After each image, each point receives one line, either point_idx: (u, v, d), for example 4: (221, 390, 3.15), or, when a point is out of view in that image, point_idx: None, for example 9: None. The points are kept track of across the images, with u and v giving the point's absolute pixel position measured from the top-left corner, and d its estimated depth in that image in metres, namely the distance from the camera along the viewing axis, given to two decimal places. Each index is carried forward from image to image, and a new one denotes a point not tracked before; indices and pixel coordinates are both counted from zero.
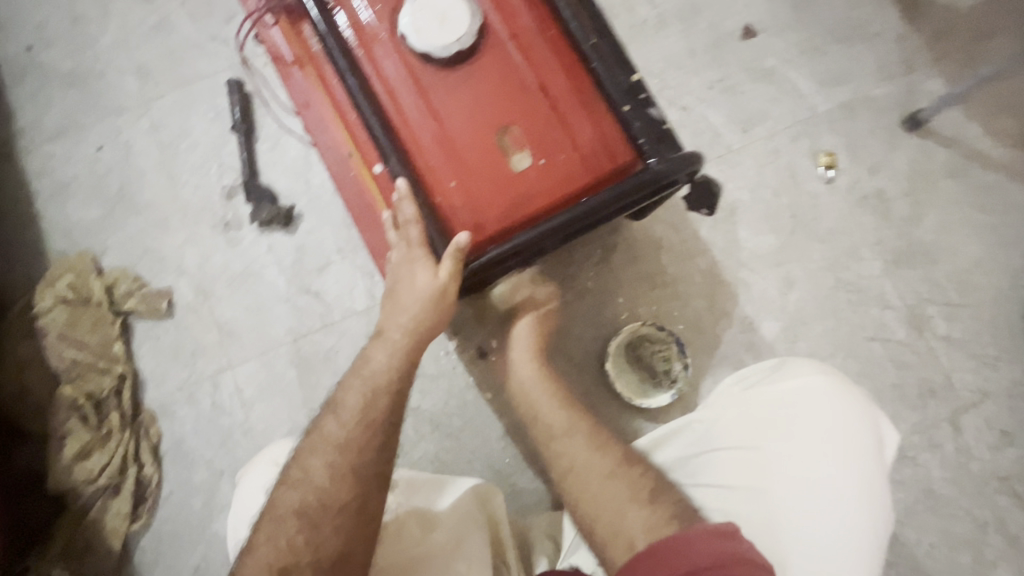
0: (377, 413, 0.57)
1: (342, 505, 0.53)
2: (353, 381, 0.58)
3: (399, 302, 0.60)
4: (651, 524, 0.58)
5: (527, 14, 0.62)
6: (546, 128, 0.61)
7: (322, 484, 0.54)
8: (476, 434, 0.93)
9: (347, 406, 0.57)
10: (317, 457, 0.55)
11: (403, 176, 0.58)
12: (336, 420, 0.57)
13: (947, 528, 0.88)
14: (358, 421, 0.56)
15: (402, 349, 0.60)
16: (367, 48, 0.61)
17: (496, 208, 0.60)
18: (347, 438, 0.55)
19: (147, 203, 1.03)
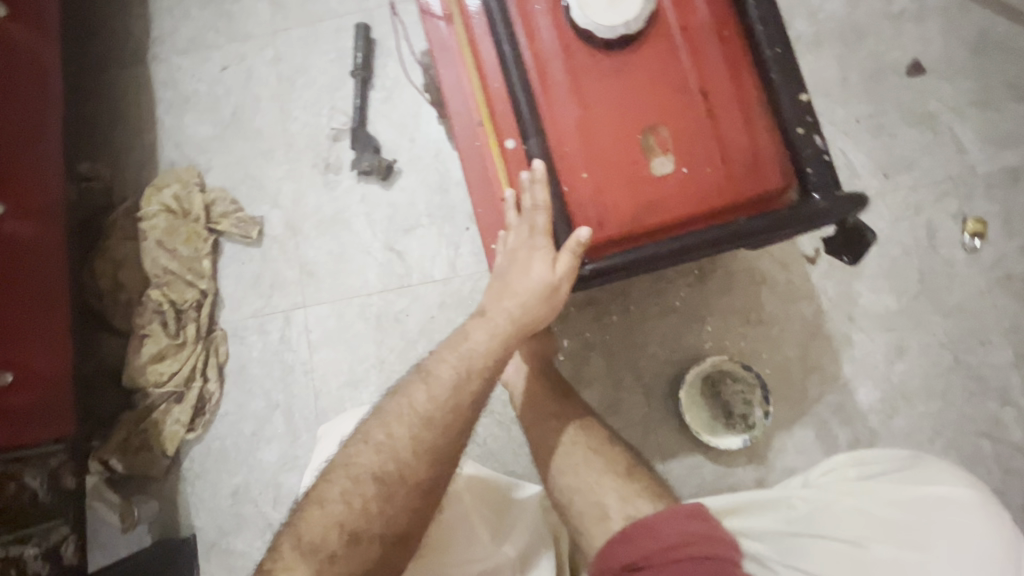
0: (466, 394, 0.56)
1: (416, 483, 0.55)
2: (449, 356, 0.57)
3: (510, 288, 0.58)
4: (656, 517, 0.62)
5: (703, 7, 0.57)
6: (697, 133, 0.56)
7: (403, 455, 0.55)
8: None
9: (438, 380, 0.57)
10: (401, 426, 0.56)
11: (540, 158, 0.55)
12: (424, 394, 0.56)
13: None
14: (446, 398, 0.56)
15: (502, 338, 0.58)
16: (524, 14, 0.58)
17: (626, 209, 0.56)
18: (433, 414, 0.56)
19: (256, 130, 1.05)
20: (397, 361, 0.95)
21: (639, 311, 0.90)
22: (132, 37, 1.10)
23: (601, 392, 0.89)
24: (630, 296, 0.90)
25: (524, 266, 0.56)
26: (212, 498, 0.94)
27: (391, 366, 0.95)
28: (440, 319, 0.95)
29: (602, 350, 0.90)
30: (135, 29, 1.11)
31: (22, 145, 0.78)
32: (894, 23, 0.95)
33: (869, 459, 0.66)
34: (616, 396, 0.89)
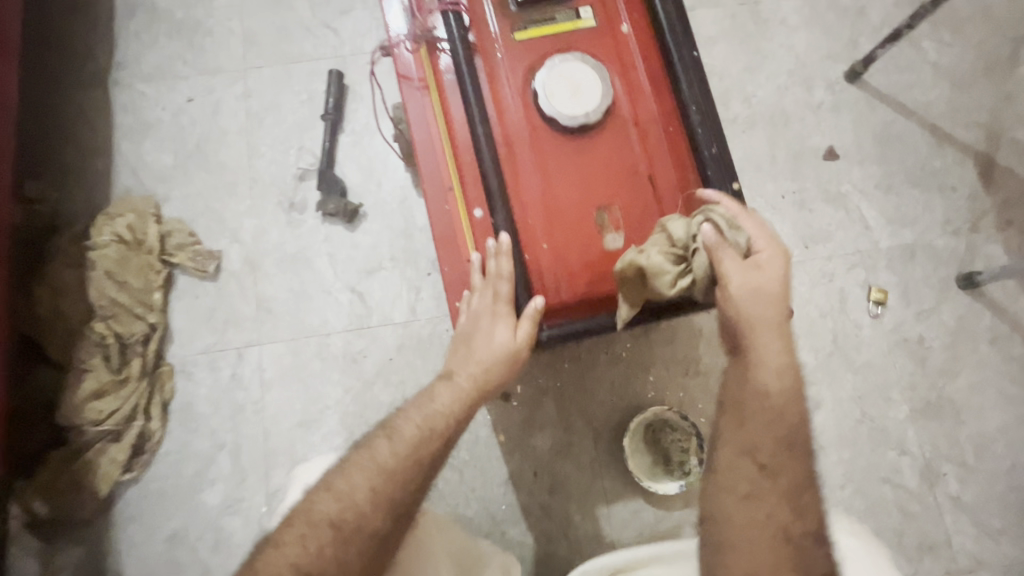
0: (427, 451, 0.58)
1: (372, 531, 0.55)
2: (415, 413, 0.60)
3: (470, 351, 0.61)
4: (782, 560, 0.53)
5: (653, 105, 0.65)
6: (644, 215, 0.63)
7: (361, 503, 0.55)
8: (480, 472, 0.93)
9: (402, 434, 0.59)
10: (363, 475, 0.57)
11: (505, 230, 0.60)
12: (389, 444, 0.58)
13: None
14: (409, 453, 0.58)
15: (464, 399, 0.61)
16: (496, 97, 0.64)
17: (581, 280, 0.62)
18: (395, 467, 0.57)
19: (220, 163, 1.05)
20: (352, 402, 0.96)
21: (589, 359, 0.96)
22: (92, 59, 1.08)
23: (551, 436, 0.93)
24: (581, 345, 0.96)
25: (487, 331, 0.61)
26: (146, 542, 0.90)
27: (347, 406, 0.96)
28: (398, 360, 0.97)
29: (554, 397, 0.94)
30: (96, 52, 1.09)
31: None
32: (815, 112, 1.09)
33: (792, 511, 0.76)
34: (565, 441, 0.93)
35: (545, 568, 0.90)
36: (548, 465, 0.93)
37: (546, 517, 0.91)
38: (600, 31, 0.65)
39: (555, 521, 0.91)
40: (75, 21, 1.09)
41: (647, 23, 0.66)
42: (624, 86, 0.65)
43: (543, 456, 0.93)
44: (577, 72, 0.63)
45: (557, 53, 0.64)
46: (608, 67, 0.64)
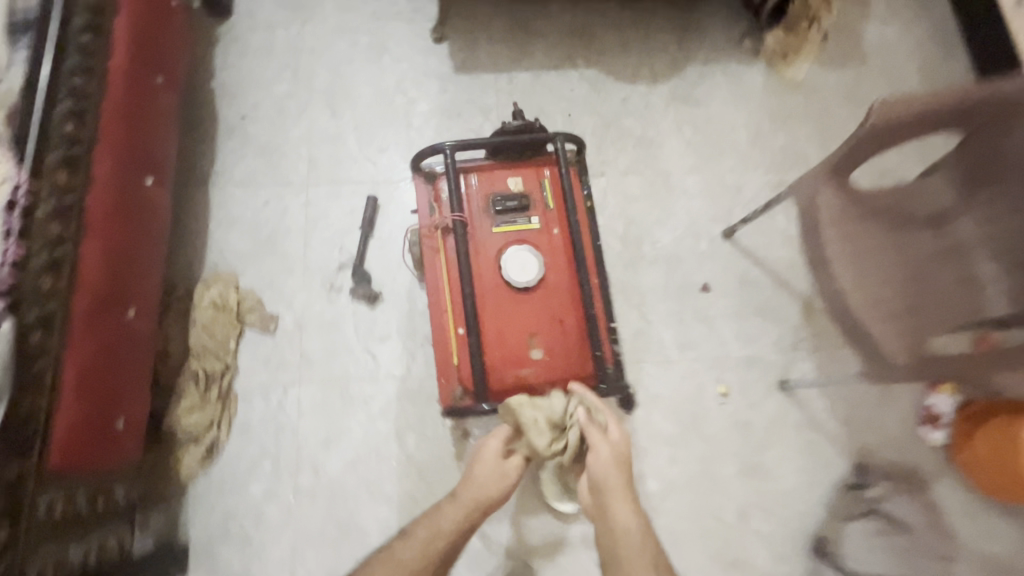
0: (451, 536, 1.05)
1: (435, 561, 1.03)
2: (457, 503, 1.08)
3: (473, 479, 1.09)
4: None
5: (567, 278, 1.12)
6: (554, 343, 1.10)
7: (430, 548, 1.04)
8: (443, 487, 1.36)
9: (449, 513, 1.08)
10: (431, 534, 1.06)
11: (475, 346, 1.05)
12: (422, 538, 1.05)
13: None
14: (454, 523, 1.07)
15: (467, 511, 1.07)
16: (478, 265, 1.10)
17: (514, 377, 1.08)
18: (447, 529, 1.06)
19: (283, 251, 1.49)
20: (360, 430, 1.38)
21: None
22: (200, 167, 1.53)
23: None
24: None
25: (479, 474, 1.09)
26: (206, 516, 1.30)
27: (356, 432, 1.38)
28: (395, 403, 1.40)
29: None
30: (203, 162, 1.54)
31: (155, 276, 1.20)
32: (701, 259, 1.59)
33: None
34: None
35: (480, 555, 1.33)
36: None
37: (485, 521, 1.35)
38: (541, 233, 1.12)
39: (490, 524, 1.35)
40: (191, 138, 1.55)
41: (568, 230, 1.13)
42: (551, 266, 1.12)
43: None
44: (525, 257, 1.10)
45: (513, 246, 1.10)
46: (542, 256, 1.11)
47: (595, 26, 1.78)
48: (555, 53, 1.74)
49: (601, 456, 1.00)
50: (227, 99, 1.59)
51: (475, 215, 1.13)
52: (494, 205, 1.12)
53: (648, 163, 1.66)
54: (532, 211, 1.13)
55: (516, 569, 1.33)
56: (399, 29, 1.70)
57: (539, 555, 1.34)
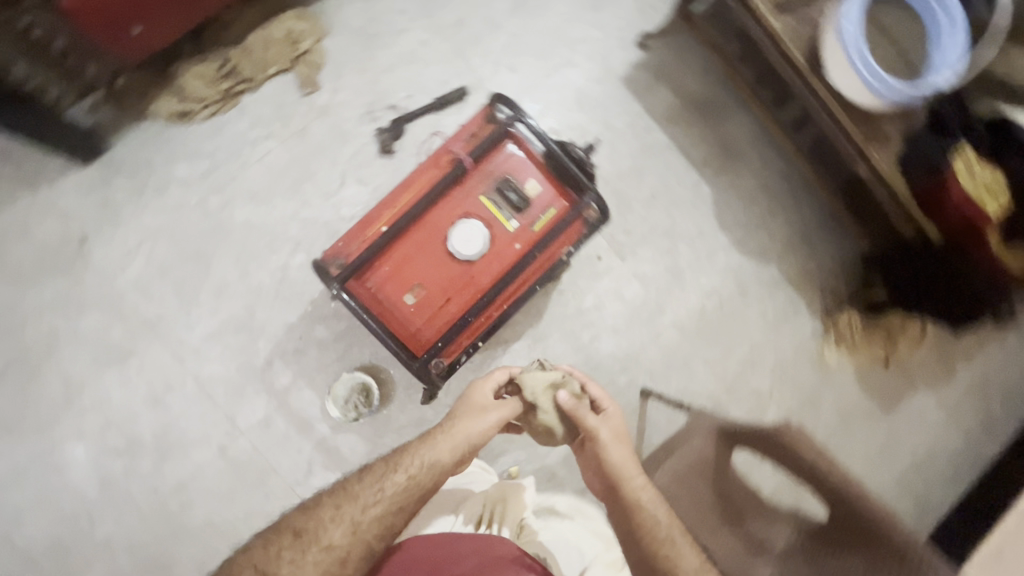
0: (406, 489, 0.98)
1: (405, 497, 0.97)
2: (421, 451, 1.02)
3: (443, 437, 1.04)
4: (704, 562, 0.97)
5: (481, 282, 1.18)
6: (422, 305, 1.17)
7: (393, 495, 0.98)
8: (282, 308, 1.47)
9: (406, 464, 1.00)
10: (388, 476, 0.99)
11: (376, 245, 1.14)
12: (410, 468, 1.00)
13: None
14: (422, 467, 1.00)
15: (418, 474, 0.99)
16: (441, 205, 1.17)
17: (373, 294, 1.16)
18: (416, 474, 0.99)
19: (374, 53, 1.54)
20: (279, 215, 1.48)
21: None
22: None
23: (325, 336, 1.48)
24: None
25: (471, 415, 1.07)
26: (136, 149, 1.44)
27: (275, 213, 1.48)
28: (317, 226, 1.49)
29: (346, 326, 1.48)
30: None
31: None
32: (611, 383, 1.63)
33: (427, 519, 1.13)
34: (327, 345, 1.48)
35: (253, 370, 1.45)
36: (308, 342, 1.47)
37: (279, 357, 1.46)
38: (502, 236, 1.18)
39: (279, 363, 1.46)
40: None
41: (522, 253, 1.18)
42: (483, 261, 1.18)
43: (312, 337, 1.47)
44: (473, 236, 1.16)
45: (476, 219, 1.17)
46: (487, 248, 1.17)
47: (755, 160, 1.71)
48: (703, 146, 1.70)
49: (605, 431, 1.08)
50: None
51: (481, 175, 1.18)
52: (498, 182, 1.18)
53: (660, 290, 1.67)
54: (517, 215, 1.19)
55: (262, 404, 1.45)
56: (625, 5, 1.68)
57: (284, 416, 1.46)
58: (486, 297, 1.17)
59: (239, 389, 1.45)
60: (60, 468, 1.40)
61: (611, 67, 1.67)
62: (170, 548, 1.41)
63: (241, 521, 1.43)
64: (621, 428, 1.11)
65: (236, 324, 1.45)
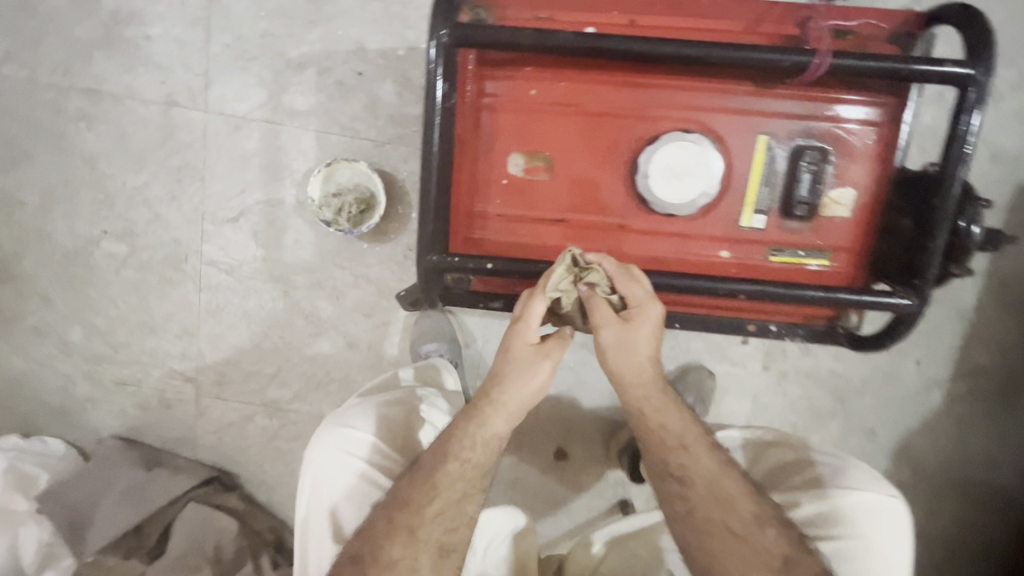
0: (477, 475, 0.63)
1: (452, 484, 0.62)
2: (468, 440, 0.63)
3: (488, 421, 0.63)
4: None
5: (629, 246, 0.63)
6: (523, 192, 0.63)
7: (437, 495, 0.62)
8: (374, 21, 0.94)
9: (446, 469, 0.62)
10: (431, 498, 0.61)
11: (559, 39, 0.55)
12: (466, 453, 0.62)
13: (114, 326, 1.08)
14: (466, 472, 0.62)
15: (466, 460, 0.62)
16: (703, 85, 0.58)
17: (482, 109, 0.62)
18: (462, 476, 0.62)
19: None
20: None
21: None
22: None
23: (389, 105, 0.98)
24: None
25: (506, 371, 0.63)
26: None
27: None
28: None
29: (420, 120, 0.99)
30: None
31: None
32: (596, 457, 1.13)
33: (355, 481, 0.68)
34: (381, 117, 0.99)
35: (277, 55, 0.96)
36: (364, 89, 0.98)
37: (317, 72, 0.97)
38: (724, 222, 0.62)
39: (312, 78, 0.97)
40: None
41: (721, 270, 0.63)
42: (661, 225, 0.63)
43: (373, 89, 0.98)
44: (692, 178, 0.59)
45: (720, 161, 0.59)
46: (685, 215, 0.61)
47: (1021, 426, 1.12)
48: (981, 348, 1.10)
49: (627, 353, 0.61)
50: None
51: (800, 106, 0.59)
52: (805, 145, 0.59)
53: None
54: (771, 216, 0.62)
55: (251, 102, 0.98)
56: None
57: (265, 140, 1.00)
58: (613, 272, 0.62)
59: (242, 58, 0.96)
60: None
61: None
62: (28, 140, 1.00)
63: (127, 194, 1.02)
64: (657, 321, 0.61)
65: None
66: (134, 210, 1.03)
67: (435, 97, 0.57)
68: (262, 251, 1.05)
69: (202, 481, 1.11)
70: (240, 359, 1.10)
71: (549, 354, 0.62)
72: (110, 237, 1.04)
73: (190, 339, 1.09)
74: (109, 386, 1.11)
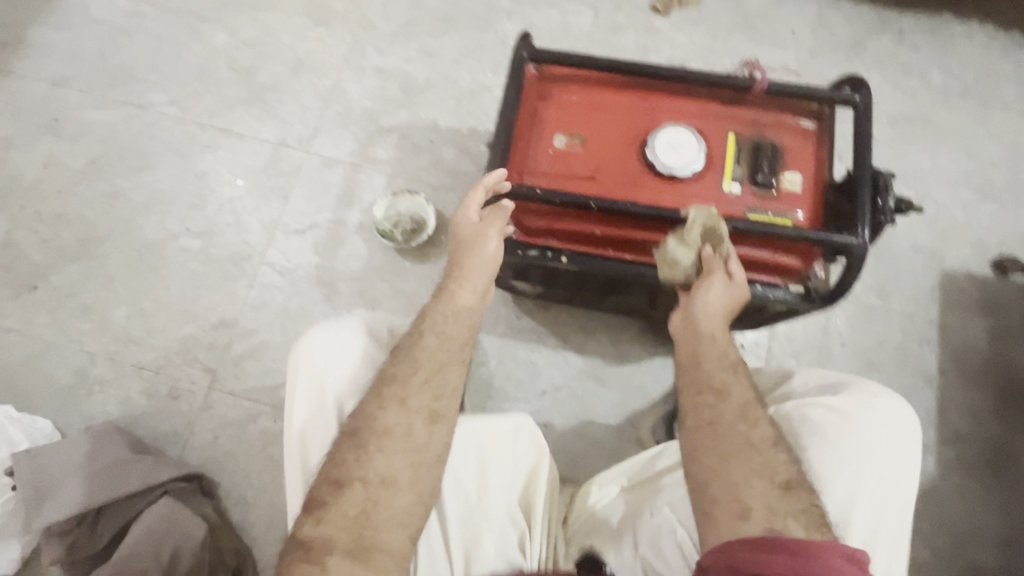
0: (455, 353, 0.79)
1: (427, 360, 0.77)
2: (441, 322, 0.81)
3: (454, 303, 0.82)
4: (771, 497, 0.66)
5: (642, 197, 0.84)
6: (563, 158, 0.87)
7: (421, 369, 0.76)
8: (449, 110, 1.31)
9: (427, 343, 0.78)
10: (410, 371, 0.76)
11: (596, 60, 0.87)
12: (442, 328, 0.80)
13: (158, 311, 1.17)
14: (440, 346, 0.79)
15: (444, 338, 0.79)
16: (688, 101, 0.88)
17: (538, 105, 0.90)
18: (437, 354, 0.78)
19: (730, 39, 1.41)
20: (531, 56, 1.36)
21: None
22: None
23: (448, 162, 1.28)
24: None
25: (467, 261, 0.83)
26: None
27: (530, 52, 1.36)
28: None
29: (471, 174, 1.27)
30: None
31: None
32: None
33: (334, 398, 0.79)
34: (440, 170, 1.27)
35: (372, 122, 1.30)
36: (432, 151, 1.28)
37: (399, 135, 1.29)
38: (709, 186, 0.84)
39: (394, 139, 1.29)
40: None
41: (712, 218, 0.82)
42: (666, 184, 0.84)
43: (439, 152, 1.28)
44: (685, 150, 0.84)
45: (704, 144, 0.85)
46: (683, 176, 0.84)
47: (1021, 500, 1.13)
48: (956, 415, 1.19)
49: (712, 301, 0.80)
50: (918, 25, 1.43)
51: (753, 118, 0.88)
52: (760, 141, 0.86)
53: None
54: (744, 185, 0.84)
55: (344, 150, 1.28)
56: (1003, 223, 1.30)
57: (346, 176, 1.26)
58: (631, 208, 0.81)
59: (346, 122, 1.30)
60: (187, 28, 1.34)
61: (931, 250, 1.29)
62: (159, 156, 1.26)
63: (221, 203, 1.24)
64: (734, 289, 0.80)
65: (406, 82, 1.33)
66: (221, 216, 1.23)
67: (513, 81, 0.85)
68: (317, 260, 1.21)
69: (182, 476, 1.03)
70: (264, 356, 1.15)
71: (495, 236, 0.83)
72: (193, 234, 1.21)
73: (226, 330, 1.16)
74: (129, 368, 1.13)
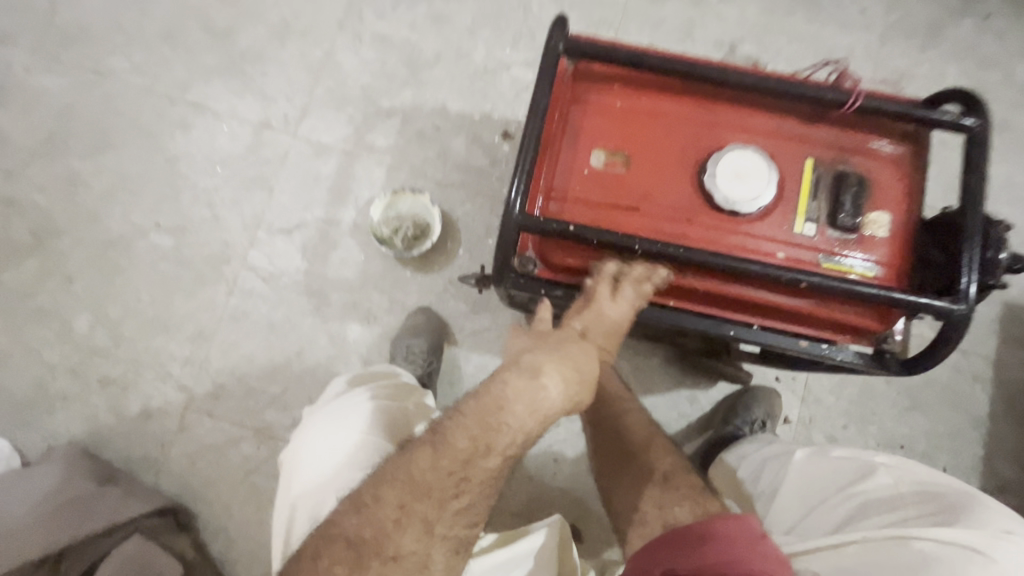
0: (498, 470, 0.59)
1: (464, 474, 0.58)
2: (499, 424, 0.57)
3: (516, 397, 0.58)
4: (660, 495, 0.69)
5: (694, 234, 0.69)
6: (601, 180, 0.71)
7: (460, 483, 0.58)
8: (458, 91, 1.12)
9: (470, 446, 0.58)
10: (451, 489, 0.58)
11: (653, 54, 0.68)
12: (498, 438, 0.58)
13: (126, 318, 1.03)
14: (492, 462, 0.58)
15: (490, 445, 0.58)
16: (757, 113, 0.72)
17: (573, 109, 0.73)
18: (482, 466, 0.58)
19: (791, 14, 1.20)
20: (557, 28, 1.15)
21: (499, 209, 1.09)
22: None
23: (457, 155, 1.11)
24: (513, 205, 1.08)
25: (542, 348, 0.62)
26: None
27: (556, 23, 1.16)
28: None
29: (482, 170, 1.10)
30: None
31: None
32: (614, 542, 1.01)
33: (306, 486, 0.70)
34: (447, 163, 1.10)
35: (369, 102, 1.12)
36: (438, 140, 1.11)
37: (400, 120, 1.11)
38: (776, 224, 0.70)
39: (395, 124, 1.11)
40: None
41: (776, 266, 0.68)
42: (725, 222, 0.70)
43: (446, 141, 1.11)
44: (752, 178, 0.68)
45: (775, 171, 0.69)
46: (747, 213, 0.69)
47: None
48: (1004, 462, 1.09)
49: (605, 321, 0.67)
50: (1012, 5, 1.22)
51: (835, 139, 0.72)
52: (842, 169, 0.71)
53: None
54: (820, 226, 0.70)
55: (337, 136, 1.10)
56: None
57: (340, 168, 1.09)
58: (684, 251, 0.65)
59: (340, 101, 1.12)
60: None
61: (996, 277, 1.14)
62: (122, 136, 1.08)
63: (195, 194, 1.07)
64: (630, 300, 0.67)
65: (410, 55, 1.13)
66: (195, 209, 1.07)
67: (543, 84, 0.68)
68: (306, 266, 1.06)
69: (155, 511, 0.93)
70: (246, 373, 1.03)
71: (587, 344, 0.63)
72: (163, 230, 1.06)
73: (203, 343, 1.03)
74: (95, 382, 1.01)
